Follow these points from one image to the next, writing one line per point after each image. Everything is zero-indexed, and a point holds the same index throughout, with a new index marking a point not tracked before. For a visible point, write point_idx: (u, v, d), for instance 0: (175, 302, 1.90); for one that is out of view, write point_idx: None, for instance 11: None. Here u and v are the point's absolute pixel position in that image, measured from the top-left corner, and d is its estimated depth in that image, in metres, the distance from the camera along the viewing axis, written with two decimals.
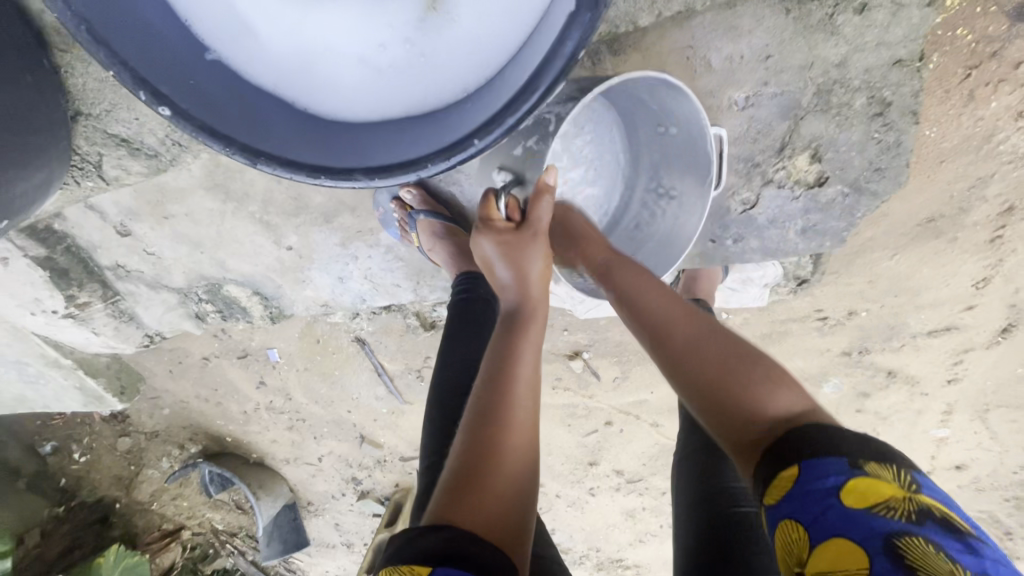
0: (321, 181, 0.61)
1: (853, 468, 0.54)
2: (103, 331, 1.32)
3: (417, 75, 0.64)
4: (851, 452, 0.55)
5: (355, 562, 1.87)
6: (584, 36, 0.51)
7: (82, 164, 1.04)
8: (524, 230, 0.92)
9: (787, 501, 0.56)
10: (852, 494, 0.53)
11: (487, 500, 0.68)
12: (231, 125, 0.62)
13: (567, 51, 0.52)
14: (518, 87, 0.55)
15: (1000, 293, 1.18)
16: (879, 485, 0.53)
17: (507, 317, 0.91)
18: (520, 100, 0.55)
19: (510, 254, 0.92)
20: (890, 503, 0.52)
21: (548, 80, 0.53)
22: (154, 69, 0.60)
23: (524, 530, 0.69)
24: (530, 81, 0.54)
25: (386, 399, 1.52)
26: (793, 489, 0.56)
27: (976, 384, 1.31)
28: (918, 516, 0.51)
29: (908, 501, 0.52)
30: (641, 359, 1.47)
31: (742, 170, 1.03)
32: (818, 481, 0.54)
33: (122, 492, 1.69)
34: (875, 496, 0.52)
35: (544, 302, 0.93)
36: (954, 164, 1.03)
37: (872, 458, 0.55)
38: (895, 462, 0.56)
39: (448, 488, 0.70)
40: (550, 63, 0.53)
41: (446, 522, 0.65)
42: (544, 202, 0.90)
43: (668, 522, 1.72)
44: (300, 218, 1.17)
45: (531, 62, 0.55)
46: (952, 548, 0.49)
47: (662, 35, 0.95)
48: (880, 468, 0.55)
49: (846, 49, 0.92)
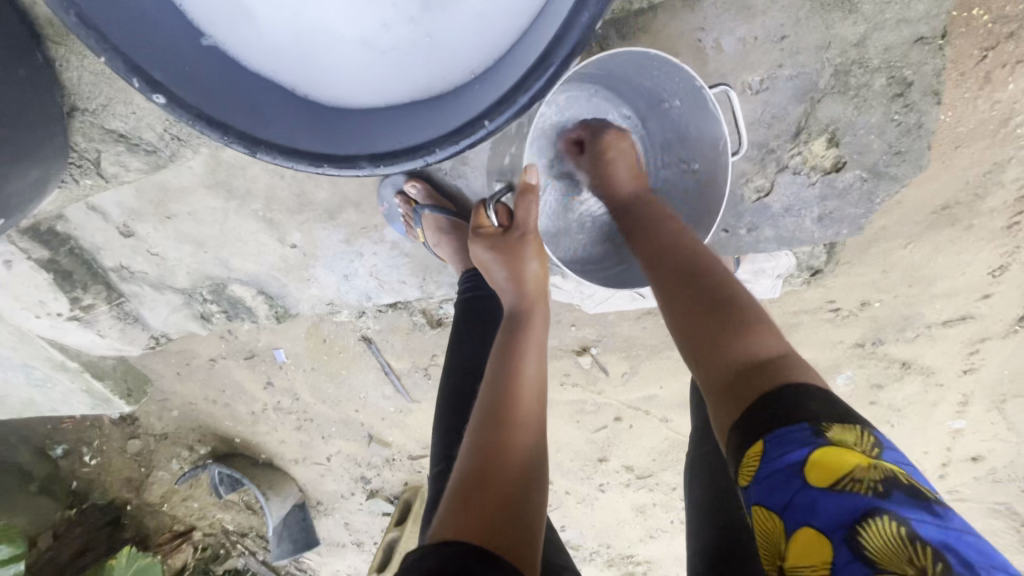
0: (324, 169, 0.58)
1: (812, 440, 0.51)
2: (108, 333, 1.32)
3: (423, 57, 0.63)
4: (813, 419, 0.53)
5: (365, 561, 1.86)
6: (602, 7, 0.48)
7: (81, 162, 1.02)
8: (512, 232, 0.94)
9: (755, 486, 0.54)
10: (813, 472, 0.50)
11: (494, 502, 0.65)
12: (226, 111, 0.59)
13: (584, 21, 0.49)
14: (532, 62, 0.52)
15: (1019, 280, 1.14)
16: (845, 455, 0.50)
17: (507, 320, 0.90)
18: (534, 75, 0.52)
19: (501, 255, 0.93)
20: (854, 475, 0.49)
21: (566, 49, 0.50)
22: (144, 56, 0.56)
23: (535, 538, 0.66)
24: (547, 51, 0.51)
25: (393, 398, 1.50)
26: (757, 472, 0.54)
27: (993, 375, 1.27)
28: (881, 488, 0.48)
29: (870, 469, 0.49)
30: (651, 354, 1.45)
31: (756, 156, 1.00)
32: (780, 459, 0.52)
33: (132, 494, 1.69)
34: (840, 470, 0.49)
35: (542, 301, 0.92)
36: (972, 149, 1.00)
37: (836, 422, 0.52)
38: (858, 425, 0.53)
39: (451, 496, 0.67)
40: (566, 35, 0.50)
41: (452, 535, 0.61)
42: (527, 201, 0.92)
43: (680, 518, 1.70)
44: (304, 215, 1.15)
45: (544, 36, 0.53)
46: (916, 520, 0.45)
47: (672, 17, 0.92)
48: (843, 432, 0.52)
49: (865, 28, 0.89)
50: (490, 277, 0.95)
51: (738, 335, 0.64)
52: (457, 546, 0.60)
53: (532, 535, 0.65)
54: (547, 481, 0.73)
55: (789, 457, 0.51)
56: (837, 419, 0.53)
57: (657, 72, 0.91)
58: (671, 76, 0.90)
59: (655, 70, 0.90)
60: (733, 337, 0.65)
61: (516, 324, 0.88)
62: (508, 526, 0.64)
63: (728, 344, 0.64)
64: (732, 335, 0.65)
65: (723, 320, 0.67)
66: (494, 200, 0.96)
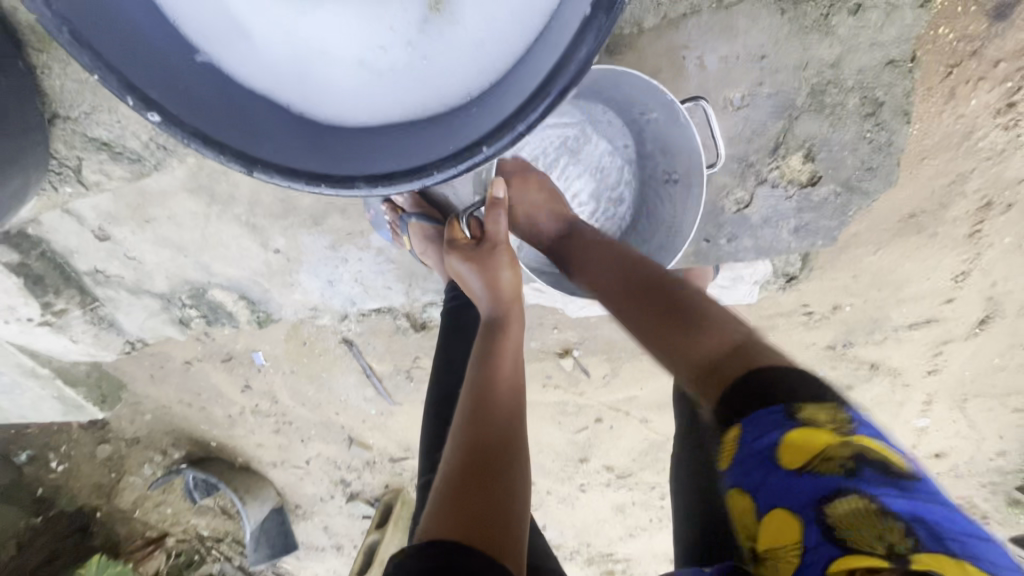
0: (321, 189, 0.58)
1: (789, 420, 0.53)
2: (82, 338, 1.29)
3: (420, 79, 0.63)
4: (788, 399, 0.54)
5: (345, 564, 1.84)
6: (599, 43, 0.49)
7: (61, 169, 1.02)
8: (483, 243, 0.96)
9: (732, 468, 0.54)
10: (788, 451, 0.51)
11: (482, 500, 0.66)
12: (223, 131, 0.60)
13: (582, 56, 0.50)
14: (529, 94, 0.54)
15: (978, 286, 1.20)
16: (815, 434, 0.51)
17: (484, 326, 0.91)
18: (532, 105, 0.53)
19: (476, 262, 0.93)
20: (830, 454, 0.50)
21: (562, 83, 0.51)
22: (144, 78, 0.58)
23: (520, 530, 0.67)
24: (543, 85, 0.52)
25: (376, 400, 1.50)
26: (737, 454, 0.54)
27: (955, 375, 1.34)
28: (856, 466, 0.49)
29: (846, 446, 0.50)
30: (631, 356, 1.47)
31: (737, 170, 1.04)
32: (754, 440, 0.53)
33: (103, 500, 1.64)
34: (810, 453, 0.50)
35: (517, 304, 0.93)
36: (936, 161, 1.04)
37: (809, 400, 0.54)
38: (831, 400, 0.54)
39: (438, 499, 0.68)
40: (564, 69, 0.51)
41: (434, 539, 0.62)
42: (497, 215, 0.95)
43: (658, 515, 1.74)
44: (288, 221, 1.14)
45: (543, 68, 0.54)
46: (888, 495, 0.46)
47: (658, 36, 0.95)
48: (816, 411, 0.53)
49: (840, 49, 0.93)
50: (466, 286, 0.96)
51: (696, 330, 0.69)
52: (447, 546, 0.60)
53: (517, 533, 0.66)
54: (528, 467, 0.73)
55: (765, 439, 0.52)
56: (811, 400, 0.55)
57: (626, 89, 0.95)
58: (647, 90, 0.91)
59: (629, 88, 0.94)
60: (693, 335, 0.68)
61: (494, 326, 0.89)
62: (491, 521, 0.64)
63: (690, 340, 0.68)
64: (689, 331, 0.69)
65: (683, 320, 0.71)
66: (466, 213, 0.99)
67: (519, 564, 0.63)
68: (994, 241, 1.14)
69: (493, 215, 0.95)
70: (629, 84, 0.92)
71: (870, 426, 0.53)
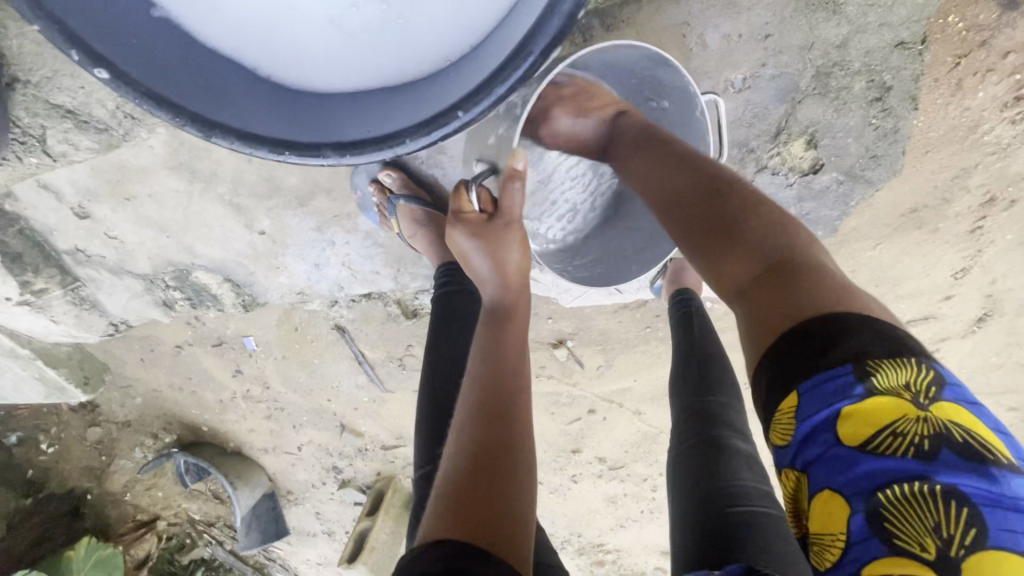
0: (286, 157, 0.57)
1: (855, 387, 0.46)
2: (63, 319, 1.26)
3: (395, 40, 0.61)
4: (858, 357, 0.47)
5: (336, 550, 1.83)
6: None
7: (24, 138, 0.93)
8: (496, 219, 0.92)
9: (788, 445, 0.49)
10: (850, 427, 0.45)
11: (489, 500, 0.63)
12: (180, 92, 0.56)
13: (565, 9, 0.47)
14: (507, 54, 0.51)
15: (978, 283, 1.17)
16: (888, 407, 0.45)
17: (487, 312, 0.89)
18: (511, 66, 0.50)
19: (488, 243, 0.90)
20: (901, 432, 0.44)
21: (544, 42, 0.49)
22: (88, 30, 0.52)
23: (527, 522, 0.64)
24: (523, 45, 0.50)
25: (366, 387, 1.47)
26: (795, 428, 0.48)
27: (952, 373, 1.31)
28: (930, 447, 0.44)
29: (922, 422, 0.44)
30: (626, 348, 1.45)
31: (737, 155, 1.01)
32: (816, 413, 0.47)
33: (93, 483, 1.62)
34: (878, 425, 0.45)
35: (523, 291, 0.91)
36: (941, 154, 1.00)
37: (884, 357, 0.47)
38: (913, 356, 0.47)
39: (440, 497, 0.66)
40: (546, 23, 0.48)
41: (441, 540, 0.61)
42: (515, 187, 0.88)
43: (650, 507, 1.73)
44: (273, 201, 1.10)
45: (524, 26, 0.51)
46: (959, 484, 0.42)
47: (657, 10, 0.91)
48: (894, 373, 0.46)
49: (847, 30, 0.89)
50: (471, 267, 0.93)
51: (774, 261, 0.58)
52: (457, 550, 0.59)
53: (527, 523, 0.64)
54: (535, 460, 0.70)
55: (826, 410, 0.46)
56: None
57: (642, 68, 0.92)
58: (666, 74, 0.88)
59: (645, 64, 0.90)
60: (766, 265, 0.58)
61: (500, 318, 0.86)
62: (498, 516, 0.62)
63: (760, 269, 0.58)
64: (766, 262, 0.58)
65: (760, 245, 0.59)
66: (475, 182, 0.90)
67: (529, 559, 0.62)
68: (996, 238, 1.11)
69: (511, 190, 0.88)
70: (647, 64, 0.89)
71: (957, 387, 0.47)
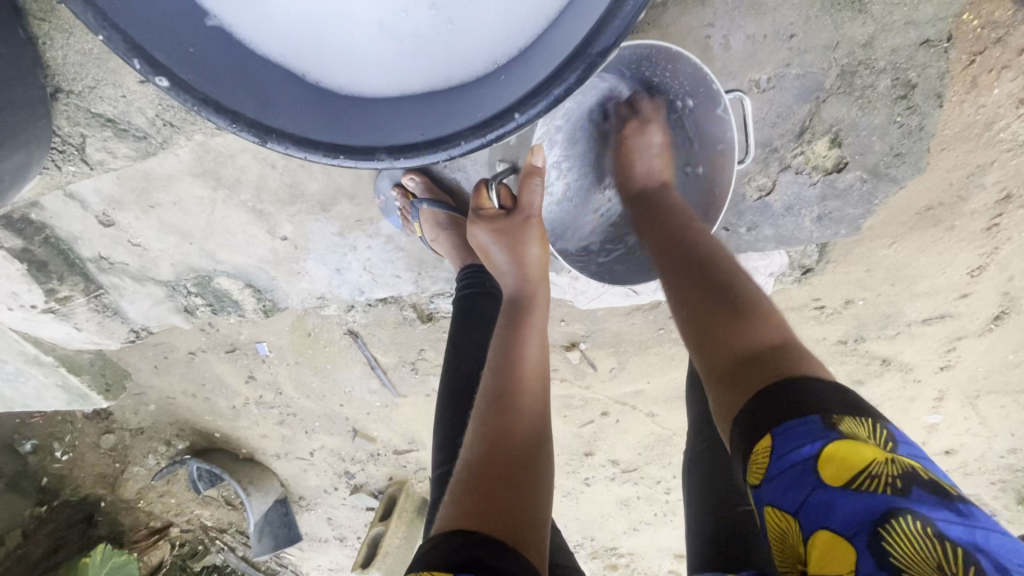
0: (340, 160, 0.58)
1: (827, 433, 0.48)
2: (86, 326, 1.27)
3: (442, 43, 0.62)
4: (824, 410, 0.50)
5: (348, 556, 1.84)
6: None
7: (64, 147, 0.98)
8: (515, 215, 0.91)
9: (766, 485, 0.50)
10: (828, 467, 0.47)
11: (499, 489, 0.64)
12: (234, 97, 0.58)
13: (627, 11, 0.48)
14: (566, 56, 0.52)
15: (994, 281, 1.16)
16: (858, 448, 0.47)
17: (508, 303, 0.89)
18: (570, 68, 0.51)
19: (506, 239, 0.90)
20: (871, 471, 0.46)
21: (604, 43, 0.50)
22: (148, 38, 0.55)
23: (543, 524, 0.64)
24: (584, 44, 0.51)
25: (380, 392, 1.47)
26: (769, 469, 0.50)
27: (967, 371, 1.31)
28: (902, 485, 0.45)
29: (890, 464, 0.46)
30: (641, 351, 1.44)
31: (760, 155, 1.02)
32: (788, 453, 0.49)
33: (107, 490, 1.63)
34: (855, 465, 0.46)
35: (544, 284, 0.91)
36: (955, 152, 1.00)
37: (847, 413, 0.50)
38: (873, 417, 0.50)
39: (457, 488, 0.66)
40: (606, 28, 0.49)
41: (458, 529, 0.60)
42: (533, 183, 0.90)
43: (663, 510, 1.72)
44: (296, 206, 1.11)
45: (582, 27, 0.52)
46: (942, 519, 0.42)
47: (683, 12, 0.92)
48: (855, 426, 0.49)
49: (873, 28, 0.89)
50: (490, 261, 0.93)
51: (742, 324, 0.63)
52: (473, 539, 0.58)
53: (539, 519, 0.64)
54: (552, 463, 0.71)
55: (800, 453, 0.48)
56: (846, 409, 0.50)
57: (664, 69, 0.95)
58: (685, 70, 0.91)
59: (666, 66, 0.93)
60: (738, 327, 0.62)
61: (521, 309, 0.86)
62: (513, 510, 0.62)
63: (734, 334, 0.62)
64: (737, 324, 0.63)
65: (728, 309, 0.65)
66: (496, 179, 0.93)
67: (541, 555, 0.61)
68: (1013, 235, 1.09)
69: (531, 183, 0.90)
70: (662, 59, 0.92)
71: (913, 447, 0.49)
